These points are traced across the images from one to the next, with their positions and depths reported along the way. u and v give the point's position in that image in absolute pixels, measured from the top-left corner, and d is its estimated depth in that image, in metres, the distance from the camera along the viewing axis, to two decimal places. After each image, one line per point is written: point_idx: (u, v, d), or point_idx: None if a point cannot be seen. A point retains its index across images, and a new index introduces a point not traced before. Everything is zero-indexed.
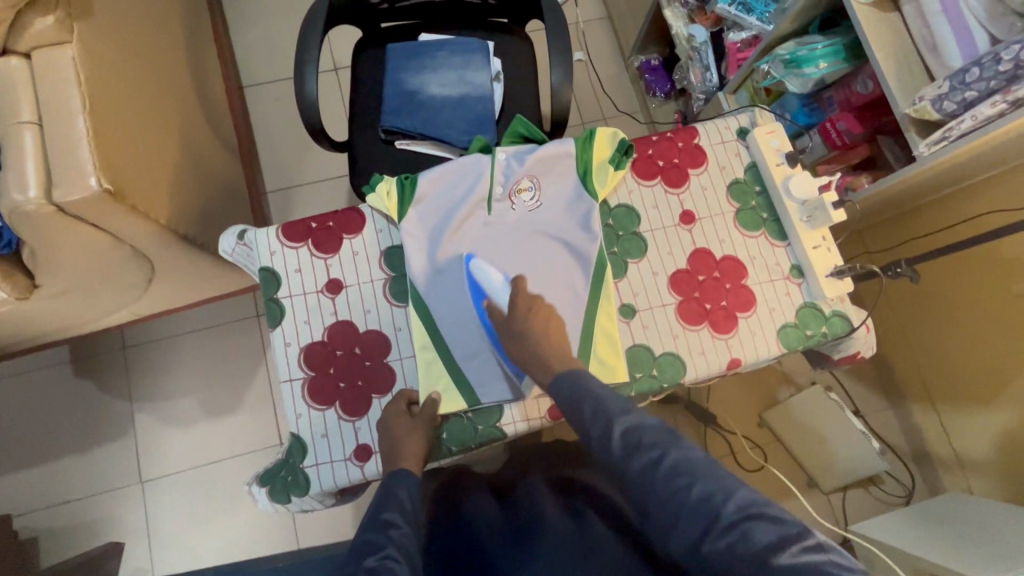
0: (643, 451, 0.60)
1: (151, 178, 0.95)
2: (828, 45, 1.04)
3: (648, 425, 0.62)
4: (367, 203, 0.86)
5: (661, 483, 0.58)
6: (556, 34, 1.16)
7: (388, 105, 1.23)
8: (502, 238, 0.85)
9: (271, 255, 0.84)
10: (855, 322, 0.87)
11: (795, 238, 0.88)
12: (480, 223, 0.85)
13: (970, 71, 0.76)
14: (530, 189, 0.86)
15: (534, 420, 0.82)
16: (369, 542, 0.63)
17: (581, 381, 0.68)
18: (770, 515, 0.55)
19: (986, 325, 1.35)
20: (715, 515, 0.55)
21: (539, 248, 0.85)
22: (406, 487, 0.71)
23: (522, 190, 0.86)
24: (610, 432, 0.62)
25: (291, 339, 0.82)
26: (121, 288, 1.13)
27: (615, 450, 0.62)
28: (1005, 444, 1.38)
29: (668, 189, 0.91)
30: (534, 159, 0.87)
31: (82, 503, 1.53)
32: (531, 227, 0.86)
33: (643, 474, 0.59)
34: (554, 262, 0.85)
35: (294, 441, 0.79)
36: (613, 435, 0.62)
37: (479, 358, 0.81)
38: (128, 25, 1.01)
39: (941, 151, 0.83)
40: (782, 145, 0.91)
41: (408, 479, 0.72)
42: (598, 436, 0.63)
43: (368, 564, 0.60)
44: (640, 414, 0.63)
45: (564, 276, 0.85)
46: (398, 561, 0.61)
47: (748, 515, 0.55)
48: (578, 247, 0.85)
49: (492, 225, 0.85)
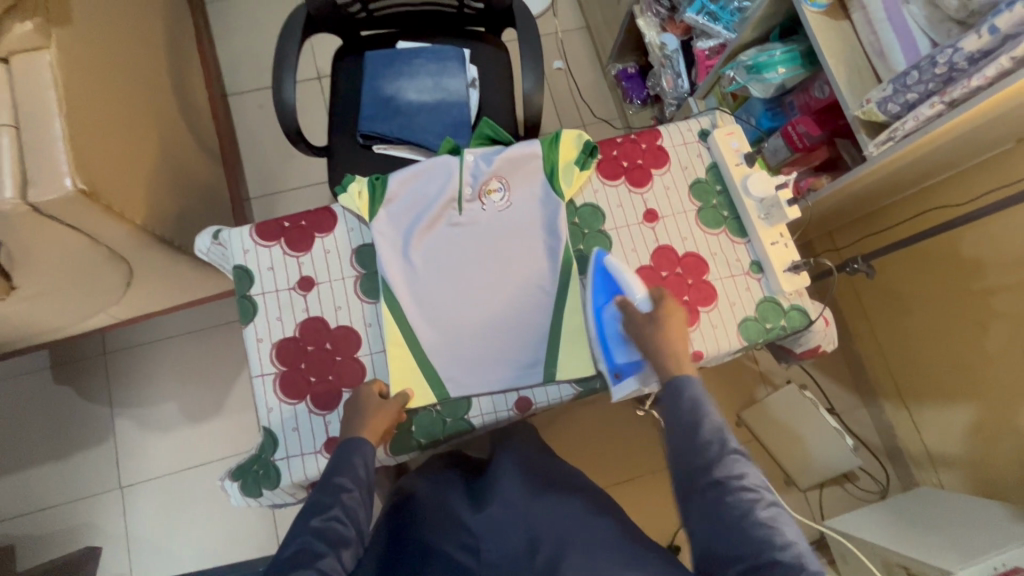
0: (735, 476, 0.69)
1: (128, 180, 0.96)
2: (786, 51, 1.09)
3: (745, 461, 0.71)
4: (339, 203, 0.88)
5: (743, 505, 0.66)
6: (528, 42, 1.20)
7: (365, 111, 1.26)
8: (473, 237, 0.88)
9: (244, 253, 0.86)
10: (813, 316, 0.91)
11: (754, 234, 0.91)
12: (451, 224, 0.88)
13: (909, 75, 0.79)
14: (499, 189, 0.89)
15: (502, 412, 0.84)
16: (321, 502, 0.70)
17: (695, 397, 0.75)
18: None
19: (950, 321, 1.39)
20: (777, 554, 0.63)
21: (509, 247, 0.87)
22: (361, 456, 0.74)
23: (491, 191, 0.89)
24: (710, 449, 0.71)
25: (264, 335, 0.84)
26: (98, 290, 1.14)
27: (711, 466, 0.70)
28: (970, 438, 1.42)
29: (632, 189, 0.94)
30: (502, 160, 0.89)
31: (60, 509, 1.52)
32: (501, 227, 0.88)
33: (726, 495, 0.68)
34: (524, 260, 0.87)
35: (266, 434, 0.81)
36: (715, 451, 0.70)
37: (451, 354, 0.84)
38: (108, 32, 1.04)
39: (889, 151, 0.87)
40: (741, 146, 0.94)
41: (363, 449, 0.74)
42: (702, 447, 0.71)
43: (314, 524, 0.68)
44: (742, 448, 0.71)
45: (533, 273, 0.87)
46: (343, 524, 0.69)
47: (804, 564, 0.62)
48: (548, 245, 0.88)
49: (463, 225, 0.88)
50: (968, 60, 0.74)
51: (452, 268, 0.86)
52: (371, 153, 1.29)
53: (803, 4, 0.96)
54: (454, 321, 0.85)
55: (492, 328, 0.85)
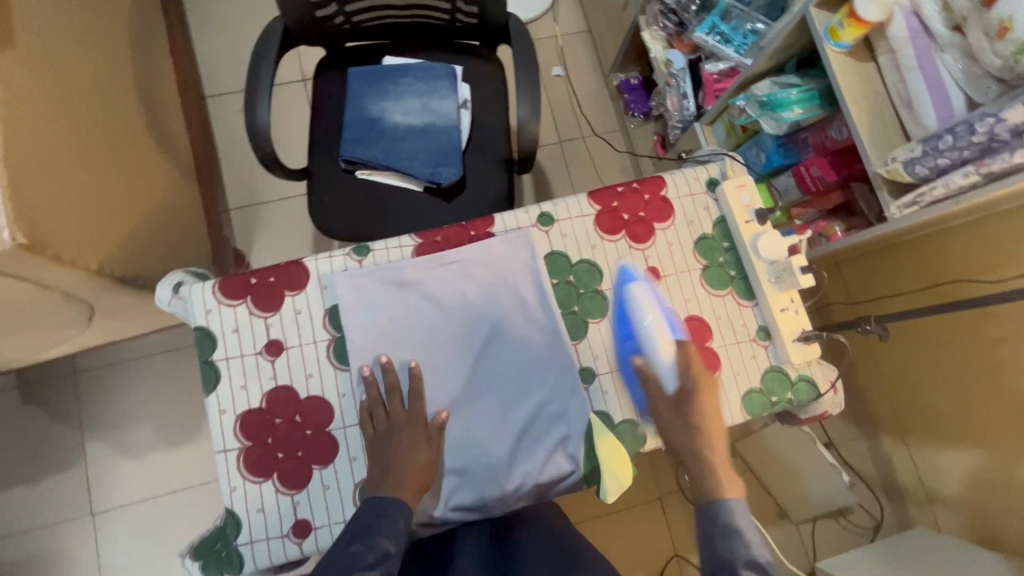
0: None
1: (80, 221, 0.87)
2: (803, 91, 1.01)
3: None
4: (325, 366, 0.78)
5: None
6: (524, 65, 1.10)
7: (347, 134, 1.18)
8: (466, 352, 0.80)
9: (206, 314, 0.78)
10: (822, 388, 0.85)
11: (762, 298, 0.85)
12: (443, 346, 0.79)
13: (942, 138, 0.73)
14: (501, 364, 0.79)
15: (506, 492, 0.76)
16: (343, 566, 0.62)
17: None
18: None
19: (960, 362, 1.34)
20: None
21: (501, 360, 0.80)
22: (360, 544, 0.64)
23: (491, 365, 0.79)
24: None
25: (226, 406, 0.76)
26: (59, 328, 1.06)
27: None
28: (973, 482, 1.36)
29: (632, 245, 0.86)
30: (505, 332, 0.80)
31: (29, 536, 1.46)
32: (491, 336, 0.80)
33: None
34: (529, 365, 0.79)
35: (229, 515, 0.75)
36: None
37: (462, 476, 0.77)
38: (59, 49, 0.94)
39: (912, 216, 0.79)
40: (752, 201, 0.87)
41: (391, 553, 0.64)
42: None
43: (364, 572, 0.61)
44: None
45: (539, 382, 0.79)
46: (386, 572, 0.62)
47: None
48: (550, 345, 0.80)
49: (445, 343, 0.80)
50: (1011, 131, 0.66)
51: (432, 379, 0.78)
52: (355, 179, 1.21)
53: (826, 43, 0.87)
54: (456, 444, 0.77)
55: (432, 298, 0.80)
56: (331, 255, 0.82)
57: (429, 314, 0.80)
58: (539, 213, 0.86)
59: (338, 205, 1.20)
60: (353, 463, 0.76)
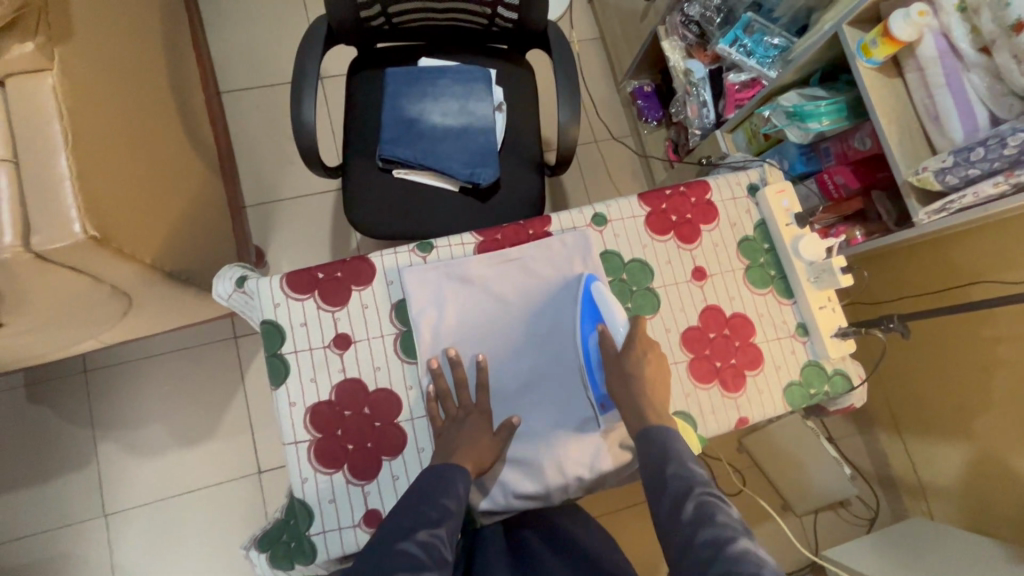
0: (711, 526, 0.63)
1: (135, 213, 0.87)
2: (831, 103, 1.07)
3: (727, 513, 0.65)
4: (397, 355, 0.80)
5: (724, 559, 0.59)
6: (563, 70, 1.14)
7: (386, 133, 1.19)
8: (526, 347, 0.82)
9: (274, 307, 0.79)
10: (855, 381, 0.90)
11: (801, 297, 0.90)
12: (503, 340, 0.82)
13: (974, 150, 0.79)
14: (560, 359, 0.83)
15: (567, 481, 0.79)
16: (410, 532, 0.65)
17: (682, 457, 0.70)
18: None
19: (951, 361, 1.42)
20: None
21: (560, 355, 0.83)
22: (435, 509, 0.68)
23: (551, 360, 0.82)
24: (684, 501, 0.66)
25: (296, 398, 0.78)
26: (93, 322, 1.05)
27: (684, 516, 0.65)
28: (965, 475, 1.44)
29: (681, 245, 0.91)
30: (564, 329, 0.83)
31: (40, 538, 1.43)
32: (553, 331, 0.83)
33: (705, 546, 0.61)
34: (585, 332, 0.81)
35: (301, 505, 0.76)
36: (688, 502, 0.66)
37: (522, 467, 0.79)
38: (107, 40, 0.93)
39: (940, 221, 0.86)
40: (791, 205, 0.92)
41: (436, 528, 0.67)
42: (669, 504, 0.67)
43: (420, 537, 0.65)
44: (729, 515, 0.64)
45: (594, 343, 0.81)
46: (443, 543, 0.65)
47: None
48: (615, 314, 0.81)
49: (505, 339, 0.82)
50: None
51: (493, 373, 0.81)
52: (392, 177, 1.22)
53: (858, 59, 0.93)
54: (518, 436, 0.80)
55: (493, 296, 0.83)
56: (396, 251, 0.84)
57: (491, 309, 0.83)
58: (593, 213, 0.90)
59: (375, 203, 1.21)
60: (421, 453, 0.78)
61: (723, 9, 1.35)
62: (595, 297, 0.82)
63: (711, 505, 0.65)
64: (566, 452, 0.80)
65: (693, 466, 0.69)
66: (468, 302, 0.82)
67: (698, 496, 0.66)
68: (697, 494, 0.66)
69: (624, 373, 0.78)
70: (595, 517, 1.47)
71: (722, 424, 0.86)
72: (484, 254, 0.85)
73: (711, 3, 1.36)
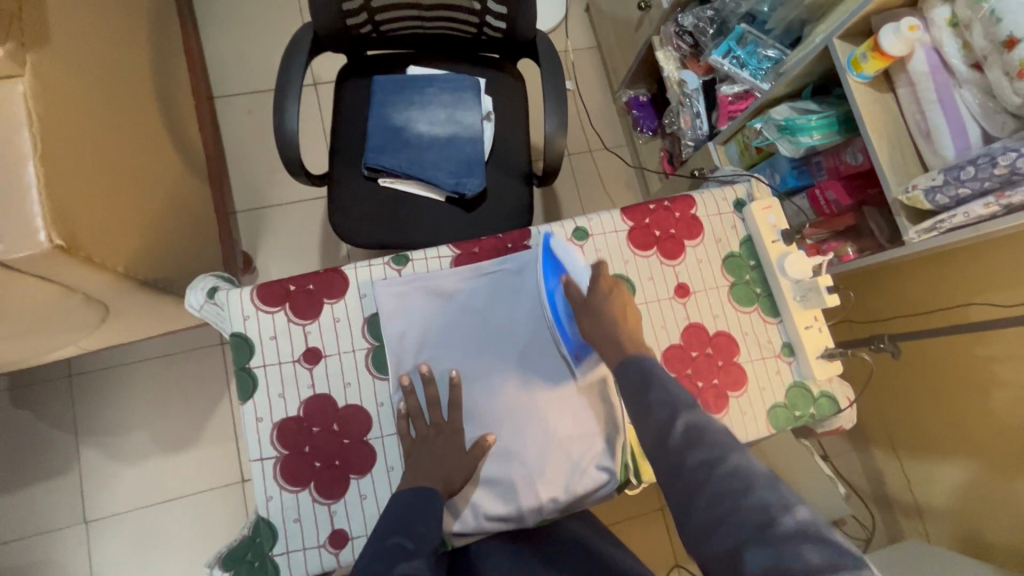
0: (701, 447, 0.58)
1: (109, 220, 0.86)
2: (823, 117, 1.05)
3: (713, 426, 0.61)
4: (369, 371, 0.79)
5: (716, 480, 0.56)
6: (551, 81, 1.12)
7: (372, 142, 1.18)
8: (502, 363, 0.80)
9: (244, 320, 0.77)
10: (842, 404, 0.88)
11: (787, 316, 0.88)
12: (478, 356, 0.80)
13: (964, 169, 0.77)
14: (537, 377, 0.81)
15: (542, 503, 0.77)
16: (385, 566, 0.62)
17: (661, 384, 0.66)
18: (828, 542, 0.50)
19: (947, 380, 1.39)
20: (770, 522, 0.51)
21: (543, 354, 0.81)
22: (399, 531, 0.67)
23: (527, 377, 0.80)
24: (673, 423, 0.61)
25: (264, 413, 0.76)
26: (69, 329, 1.03)
27: (673, 438, 0.60)
28: (960, 497, 1.41)
29: (664, 261, 0.89)
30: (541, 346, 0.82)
31: (18, 545, 1.41)
32: (530, 347, 0.81)
33: (698, 469, 0.57)
34: (551, 285, 0.81)
35: (264, 525, 0.74)
36: (676, 424, 0.61)
37: (495, 488, 0.77)
38: (87, 46, 0.93)
39: (930, 240, 0.84)
40: (778, 222, 0.90)
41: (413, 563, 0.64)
42: (656, 428, 0.62)
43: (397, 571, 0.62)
44: (715, 427, 0.60)
45: (561, 297, 0.81)
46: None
47: (805, 533, 0.50)
48: (575, 260, 0.83)
49: (480, 355, 0.80)
50: None
51: (467, 390, 0.79)
52: (377, 186, 1.21)
53: (849, 73, 0.91)
54: (491, 456, 0.78)
55: (469, 310, 0.81)
56: (371, 264, 0.82)
57: (466, 323, 0.81)
58: (574, 227, 0.88)
59: (359, 212, 1.19)
60: (391, 472, 0.76)
61: (716, 20, 1.32)
62: (554, 249, 0.82)
63: (698, 422, 0.61)
64: (540, 473, 0.78)
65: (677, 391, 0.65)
66: (443, 316, 0.81)
67: (683, 416, 0.61)
68: (684, 417, 0.61)
69: (592, 310, 0.76)
70: None
71: None
72: (461, 268, 0.83)
73: (705, 14, 1.32)
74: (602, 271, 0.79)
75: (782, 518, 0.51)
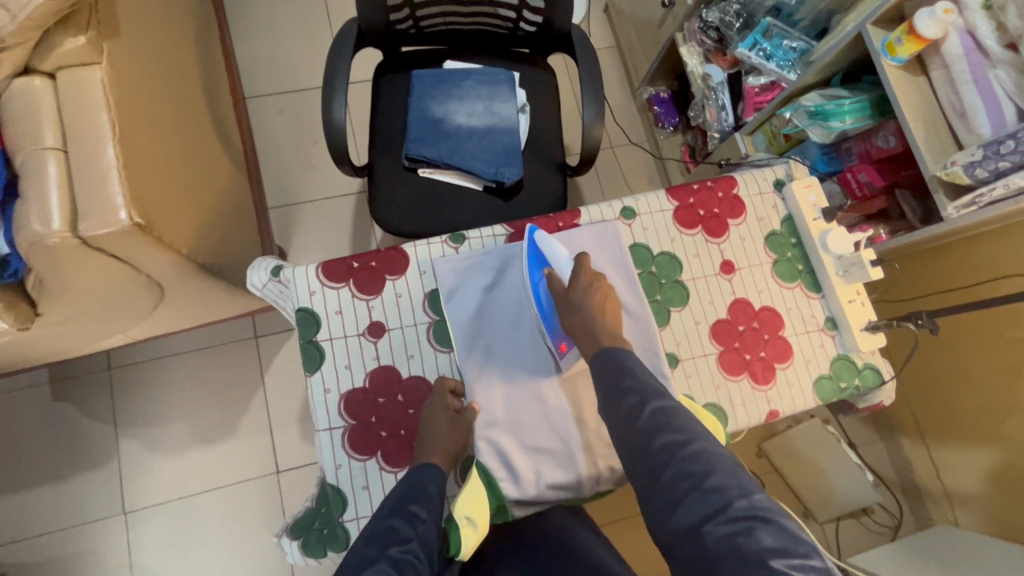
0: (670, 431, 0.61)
1: (175, 204, 0.90)
2: (855, 101, 1.08)
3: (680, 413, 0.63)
4: (432, 342, 0.82)
5: (678, 462, 0.58)
6: (588, 71, 1.15)
7: (411, 133, 1.22)
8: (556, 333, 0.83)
9: (310, 295, 0.80)
10: (885, 375, 0.90)
11: (830, 291, 0.90)
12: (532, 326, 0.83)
13: (1004, 143, 0.81)
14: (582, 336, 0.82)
15: (599, 472, 0.79)
16: (395, 531, 0.65)
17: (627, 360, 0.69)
18: (780, 524, 0.53)
19: (980, 364, 1.39)
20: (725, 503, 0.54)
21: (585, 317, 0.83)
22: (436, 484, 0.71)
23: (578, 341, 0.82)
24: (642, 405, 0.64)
25: (331, 385, 0.78)
26: (124, 314, 1.06)
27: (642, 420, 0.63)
28: (993, 481, 1.41)
29: (709, 239, 0.91)
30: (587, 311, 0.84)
31: (59, 535, 1.43)
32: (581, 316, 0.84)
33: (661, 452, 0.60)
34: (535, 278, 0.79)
35: (334, 493, 0.76)
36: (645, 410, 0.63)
37: (555, 456, 0.79)
38: (149, 39, 0.97)
39: (972, 214, 0.86)
40: (818, 200, 0.93)
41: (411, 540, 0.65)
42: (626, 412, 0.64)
43: (391, 553, 0.63)
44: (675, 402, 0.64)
45: (544, 287, 0.80)
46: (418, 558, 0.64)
47: (756, 514, 0.53)
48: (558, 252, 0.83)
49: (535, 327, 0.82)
50: None
51: (522, 361, 0.81)
52: (416, 176, 1.24)
53: (883, 57, 0.94)
54: (549, 426, 0.80)
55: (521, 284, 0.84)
56: (429, 242, 0.86)
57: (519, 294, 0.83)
58: (622, 207, 0.91)
59: (399, 201, 1.23)
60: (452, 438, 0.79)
61: (743, 14, 1.37)
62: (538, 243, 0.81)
63: (666, 407, 0.63)
64: (598, 442, 0.80)
65: (648, 379, 0.67)
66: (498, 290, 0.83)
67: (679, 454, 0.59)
68: (654, 404, 0.63)
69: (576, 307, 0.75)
70: (606, 523, 1.44)
71: (752, 415, 0.86)
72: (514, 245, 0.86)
73: (731, 9, 1.37)
74: (585, 265, 0.79)
75: (736, 501, 0.54)
